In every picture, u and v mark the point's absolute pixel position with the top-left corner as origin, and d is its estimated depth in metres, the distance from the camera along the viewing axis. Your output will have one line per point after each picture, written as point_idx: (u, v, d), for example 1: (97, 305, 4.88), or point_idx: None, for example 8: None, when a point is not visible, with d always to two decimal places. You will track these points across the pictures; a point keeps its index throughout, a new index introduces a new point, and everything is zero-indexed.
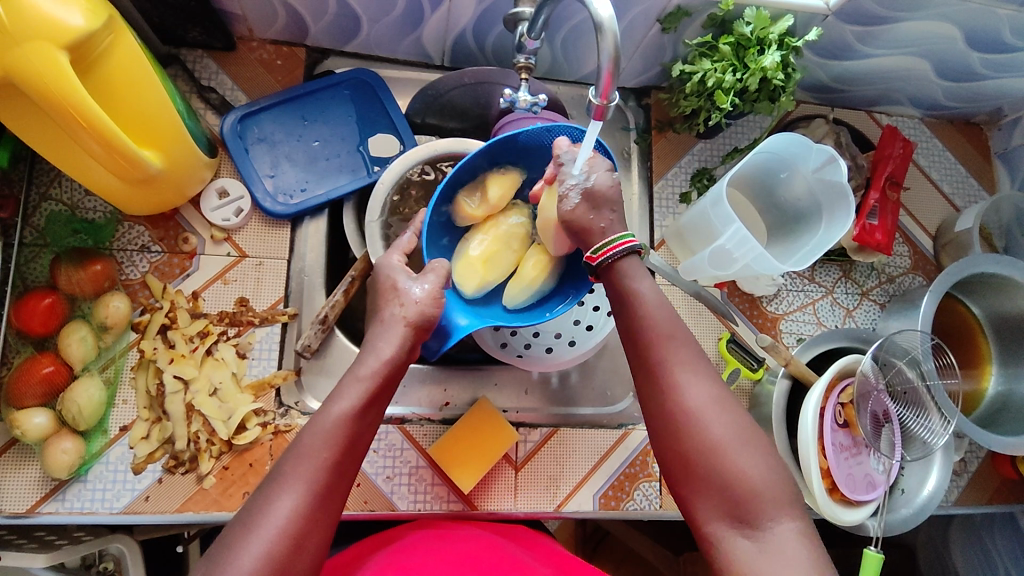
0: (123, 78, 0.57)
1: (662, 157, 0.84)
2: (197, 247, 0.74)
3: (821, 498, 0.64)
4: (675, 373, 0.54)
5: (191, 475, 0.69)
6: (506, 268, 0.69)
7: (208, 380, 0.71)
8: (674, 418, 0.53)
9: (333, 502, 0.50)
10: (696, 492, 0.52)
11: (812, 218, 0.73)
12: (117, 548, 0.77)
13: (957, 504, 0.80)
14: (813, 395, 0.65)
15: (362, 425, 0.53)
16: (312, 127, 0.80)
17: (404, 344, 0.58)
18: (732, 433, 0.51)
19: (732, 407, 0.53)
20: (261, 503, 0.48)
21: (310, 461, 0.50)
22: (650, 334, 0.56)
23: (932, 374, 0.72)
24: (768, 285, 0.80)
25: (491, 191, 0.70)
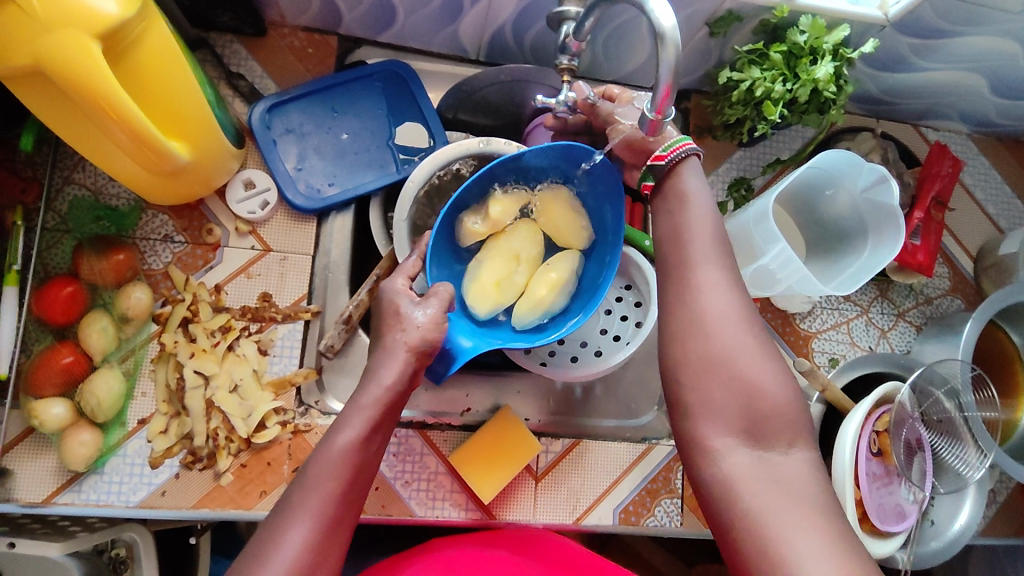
0: (157, 68, 0.55)
1: (699, 163, 0.82)
2: (221, 239, 0.72)
3: (853, 528, 0.62)
4: (705, 276, 0.53)
5: (208, 471, 0.68)
6: (517, 289, 0.68)
7: (229, 376, 0.69)
8: (696, 320, 0.51)
9: (342, 529, 0.49)
10: (705, 400, 0.50)
11: (858, 238, 0.71)
12: (133, 535, 0.77)
13: (982, 534, 0.79)
14: (852, 423, 0.63)
15: (369, 453, 0.52)
16: (341, 118, 0.77)
17: (404, 371, 0.54)
18: (748, 346, 0.50)
19: (755, 324, 0.52)
20: (270, 533, 0.48)
21: (318, 493, 0.49)
22: (688, 240, 0.54)
23: (971, 407, 0.68)
24: (802, 303, 0.78)
25: (493, 208, 0.67)
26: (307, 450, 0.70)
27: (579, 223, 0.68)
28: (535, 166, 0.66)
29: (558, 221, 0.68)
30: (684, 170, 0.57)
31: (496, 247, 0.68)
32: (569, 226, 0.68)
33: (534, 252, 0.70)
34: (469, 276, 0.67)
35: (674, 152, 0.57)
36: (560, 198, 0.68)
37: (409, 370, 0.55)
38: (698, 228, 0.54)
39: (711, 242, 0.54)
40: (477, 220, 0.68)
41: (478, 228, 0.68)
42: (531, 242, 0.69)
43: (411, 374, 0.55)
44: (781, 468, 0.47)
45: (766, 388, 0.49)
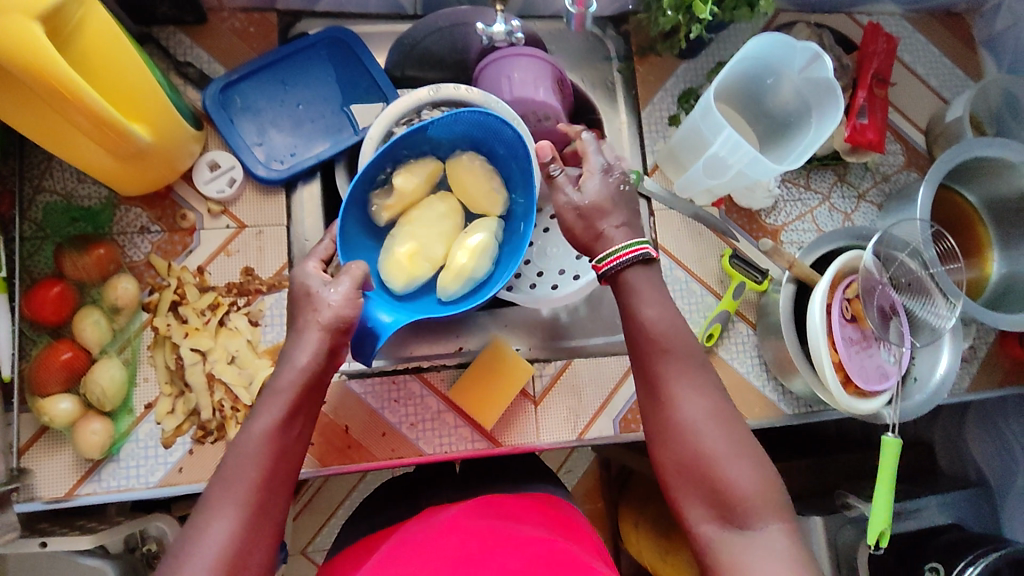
0: (106, 53, 0.58)
1: (646, 82, 0.86)
2: (196, 223, 0.74)
3: (836, 391, 0.65)
4: (676, 387, 0.58)
5: (220, 442, 0.71)
6: (434, 262, 0.70)
7: (225, 349, 0.71)
8: (672, 428, 0.57)
9: (269, 514, 0.54)
10: (685, 494, 0.56)
11: (803, 121, 0.73)
12: (157, 531, 0.84)
13: (969, 390, 0.85)
14: (818, 292, 0.66)
15: (288, 437, 0.56)
16: (294, 91, 0.79)
17: (318, 351, 0.58)
18: (725, 442, 0.56)
19: (727, 420, 0.57)
20: (194, 530, 0.52)
21: (240, 483, 0.53)
22: (652, 350, 0.59)
23: (935, 262, 0.73)
24: (764, 197, 0.82)
25: (399, 182, 0.70)
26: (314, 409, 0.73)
27: (490, 187, 0.71)
28: (439, 139, 0.71)
29: (469, 189, 0.71)
30: (629, 270, 0.61)
31: (408, 221, 0.70)
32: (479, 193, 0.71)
33: (451, 224, 0.72)
34: (387, 252, 0.69)
35: (613, 262, 0.61)
36: (468, 163, 0.71)
37: (325, 342, 0.57)
38: (662, 328, 0.59)
39: (671, 352, 0.59)
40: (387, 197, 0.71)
41: (388, 204, 0.70)
42: (444, 215, 0.71)
43: (325, 352, 0.58)
44: (757, 541, 0.53)
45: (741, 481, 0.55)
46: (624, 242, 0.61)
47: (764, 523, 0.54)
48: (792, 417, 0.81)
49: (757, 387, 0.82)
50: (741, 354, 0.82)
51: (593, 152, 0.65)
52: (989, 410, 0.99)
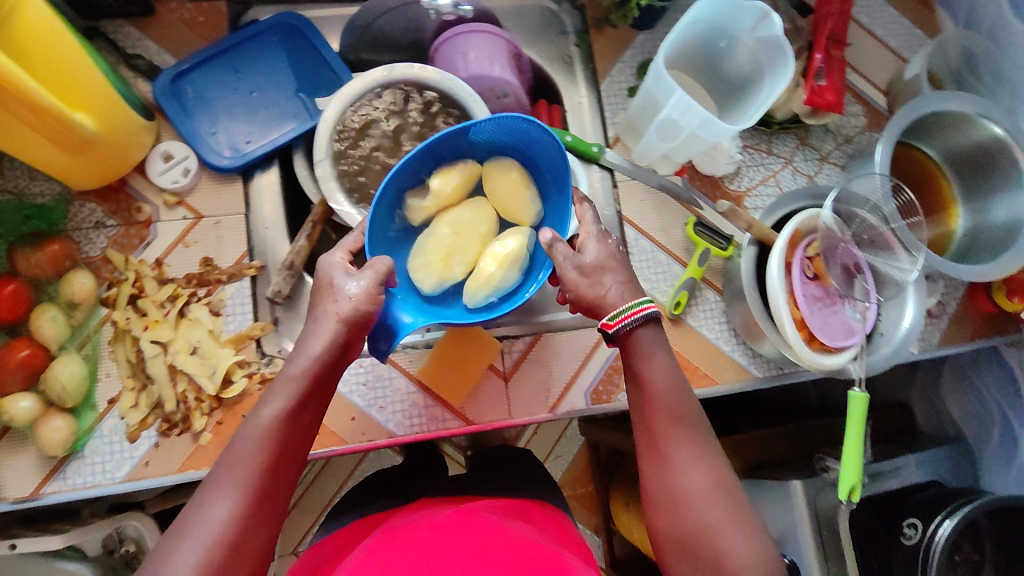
0: (47, 43, 0.57)
1: (603, 54, 0.86)
2: (152, 215, 0.74)
3: (796, 344, 0.67)
4: (677, 456, 0.59)
5: (186, 434, 0.70)
6: (465, 265, 0.69)
7: (186, 340, 0.71)
8: (670, 498, 0.58)
9: (271, 502, 0.54)
10: (678, 565, 0.57)
11: (756, 83, 0.73)
12: (135, 530, 0.84)
13: (942, 345, 0.87)
14: (775, 252, 0.67)
15: (296, 425, 0.57)
16: (247, 78, 0.79)
17: (334, 340, 0.57)
18: (723, 515, 0.56)
19: (728, 492, 0.57)
20: (195, 508, 0.52)
21: (243, 469, 0.53)
22: (655, 417, 0.61)
23: (895, 217, 0.74)
24: (726, 163, 0.83)
25: (436, 184, 0.69)
26: None
27: (526, 195, 0.69)
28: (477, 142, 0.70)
29: (506, 199, 0.69)
30: (637, 331, 0.61)
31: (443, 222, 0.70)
32: (516, 204, 0.69)
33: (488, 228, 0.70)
34: (416, 252, 0.69)
35: (622, 321, 0.60)
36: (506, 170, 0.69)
37: (339, 333, 0.57)
38: (662, 394, 0.61)
39: (677, 420, 0.60)
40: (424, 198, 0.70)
41: (424, 205, 0.70)
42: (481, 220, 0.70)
43: (340, 344, 0.58)
44: None
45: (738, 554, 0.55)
46: (636, 301, 0.61)
47: None
48: (763, 379, 0.82)
49: (727, 351, 0.82)
50: (710, 320, 0.82)
51: (591, 217, 0.64)
52: (963, 367, 1.00)
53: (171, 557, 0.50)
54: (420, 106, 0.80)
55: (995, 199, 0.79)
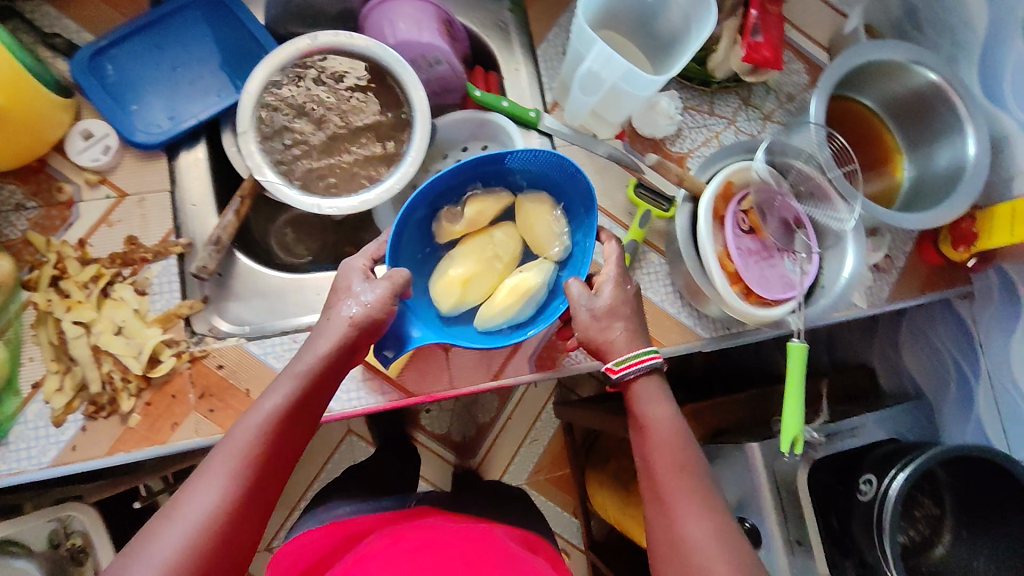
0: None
1: (540, 19, 0.84)
2: (74, 195, 0.71)
3: (728, 296, 0.67)
4: (679, 504, 0.64)
5: (114, 417, 0.69)
6: (483, 290, 0.72)
7: (110, 319, 0.69)
8: (674, 544, 0.63)
9: (260, 492, 0.57)
10: None
11: (686, 37, 0.72)
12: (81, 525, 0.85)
13: (893, 297, 0.87)
14: (702, 209, 0.69)
15: (293, 420, 0.60)
16: (169, 54, 0.76)
17: (341, 341, 0.61)
18: (723, 562, 0.61)
19: (727, 539, 0.62)
20: (189, 489, 0.55)
21: (237, 459, 0.56)
22: (658, 466, 0.66)
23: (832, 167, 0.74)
24: (666, 124, 0.83)
25: (469, 209, 0.73)
26: (210, 375, 0.71)
27: (554, 232, 0.72)
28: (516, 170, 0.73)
29: (535, 232, 0.73)
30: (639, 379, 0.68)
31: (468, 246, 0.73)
32: (545, 240, 0.72)
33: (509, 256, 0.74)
34: (438, 274, 0.72)
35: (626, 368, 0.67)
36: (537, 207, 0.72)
37: (347, 335, 0.61)
38: (663, 448, 0.67)
39: (679, 469, 0.66)
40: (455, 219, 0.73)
41: (455, 227, 0.73)
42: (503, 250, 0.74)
43: (347, 347, 0.61)
44: None
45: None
46: (641, 350, 0.68)
47: None
48: (711, 339, 0.82)
49: (673, 313, 0.82)
50: (655, 282, 0.82)
51: (615, 260, 0.70)
52: (921, 323, 1.02)
53: (158, 535, 0.53)
54: (364, 81, 0.77)
55: (936, 148, 0.80)
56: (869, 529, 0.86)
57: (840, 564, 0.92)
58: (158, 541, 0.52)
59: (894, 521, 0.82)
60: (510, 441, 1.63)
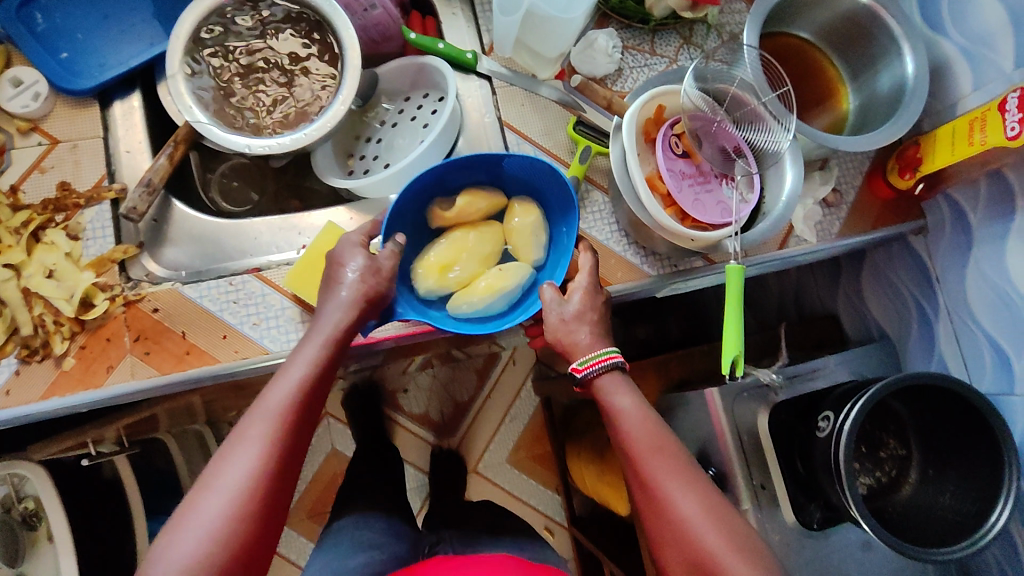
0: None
1: None
2: (5, 142, 0.71)
3: (659, 214, 0.67)
4: (669, 486, 0.65)
5: (48, 361, 0.68)
6: (459, 280, 0.74)
7: (40, 262, 0.68)
8: (673, 527, 0.64)
9: (291, 459, 0.57)
10: None
11: None
12: (33, 490, 0.86)
13: (841, 234, 0.87)
14: (625, 126, 0.69)
15: (315, 387, 0.60)
16: (101, 4, 0.76)
17: (356, 306, 0.63)
18: (724, 541, 0.63)
19: (720, 514, 0.65)
20: (219, 461, 0.54)
21: (268, 425, 0.56)
22: (639, 448, 0.67)
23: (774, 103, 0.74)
24: (606, 63, 0.82)
25: (462, 200, 0.75)
26: (144, 319, 0.70)
27: (535, 239, 0.76)
28: (508, 173, 0.76)
29: (518, 232, 0.76)
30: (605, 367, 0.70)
31: (454, 236, 0.76)
32: (525, 244, 0.76)
33: (489, 251, 0.76)
34: (422, 256, 0.75)
35: (589, 367, 0.69)
36: (524, 211, 0.76)
37: (359, 299, 0.63)
38: (635, 428, 0.68)
39: (659, 452, 0.67)
40: (447, 208, 0.76)
41: (447, 215, 0.75)
42: (486, 245, 0.76)
43: (363, 311, 0.63)
44: None
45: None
46: (602, 351, 0.70)
47: None
48: (656, 278, 0.80)
49: (618, 252, 0.80)
50: (600, 222, 0.80)
51: (587, 269, 0.72)
52: (880, 265, 1.00)
53: (199, 503, 0.52)
54: (313, 56, 0.79)
55: (878, 72, 0.80)
56: (828, 467, 0.82)
57: (806, 507, 0.89)
58: (202, 508, 0.52)
59: (849, 455, 0.79)
60: (488, 420, 1.60)
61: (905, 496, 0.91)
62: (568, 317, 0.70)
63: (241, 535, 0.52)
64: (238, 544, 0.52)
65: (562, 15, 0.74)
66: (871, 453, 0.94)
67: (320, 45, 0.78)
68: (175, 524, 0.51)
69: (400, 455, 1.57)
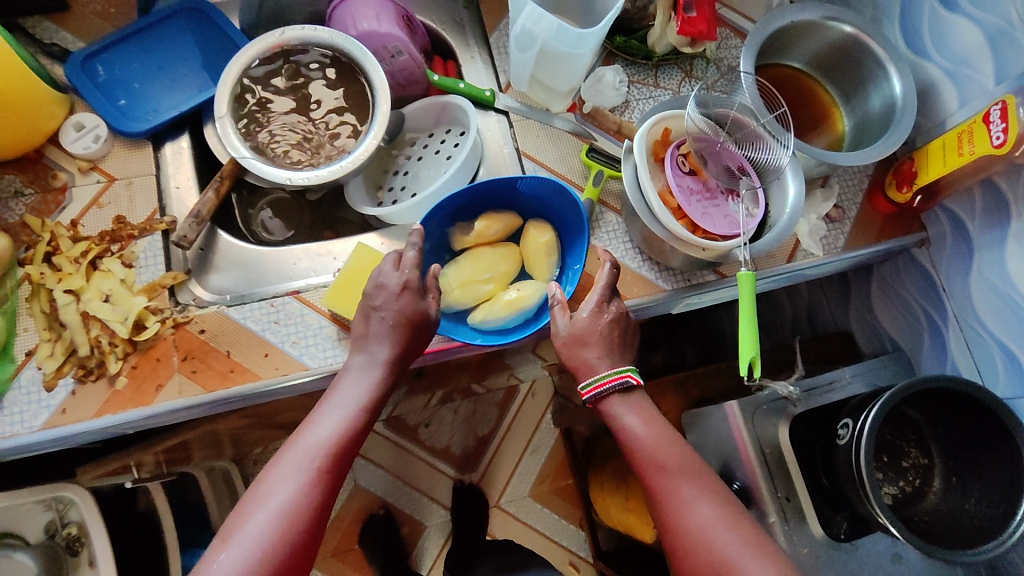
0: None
1: (491, 12, 0.92)
2: (68, 181, 0.78)
3: (672, 226, 0.72)
4: (684, 495, 0.67)
5: (102, 380, 0.72)
6: (479, 296, 0.78)
7: (98, 288, 0.74)
8: (691, 535, 0.66)
9: (328, 486, 0.64)
10: None
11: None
12: (77, 516, 0.89)
13: (847, 247, 0.91)
14: (636, 147, 0.74)
15: (356, 423, 0.68)
16: (156, 56, 0.84)
17: (396, 347, 0.71)
18: (740, 546, 0.64)
19: (736, 523, 0.66)
20: (268, 482, 0.62)
21: (311, 455, 0.64)
22: (652, 462, 0.70)
23: (772, 125, 0.80)
24: (613, 94, 0.89)
25: (478, 224, 0.80)
26: (192, 340, 0.75)
27: (550, 255, 0.80)
28: (521, 196, 0.82)
29: (533, 250, 0.80)
30: (618, 388, 0.72)
31: (473, 255, 0.80)
32: (539, 262, 0.80)
33: (507, 268, 0.80)
34: (442, 275, 0.80)
35: (595, 389, 0.71)
36: (537, 229, 0.80)
37: (399, 346, 0.71)
38: (649, 442, 0.70)
39: (670, 465, 0.69)
40: (466, 232, 0.81)
41: (466, 239, 0.81)
42: (503, 263, 0.80)
43: (400, 354, 0.71)
44: None
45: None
46: (607, 373, 0.72)
47: None
48: (672, 291, 0.84)
49: (633, 268, 0.84)
50: (616, 239, 0.85)
51: (599, 292, 0.74)
52: (887, 278, 1.03)
53: (250, 521, 0.60)
54: (347, 97, 0.86)
55: (869, 93, 0.87)
56: (850, 477, 0.84)
57: (832, 518, 0.91)
58: (252, 524, 0.60)
59: (869, 463, 0.80)
60: (511, 451, 1.57)
61: (932, 505, 0.89)
62: (587, 328, 0.72)
63: (282, 553, 0.59)
64: (280, 562, 0.59)
65: (572, 50, 0.78)
66: (893, 462, 0.94)
67: (353, 86, 0.86)
68: (228, 534, 0.60)
69: (427, 493, 1.54)
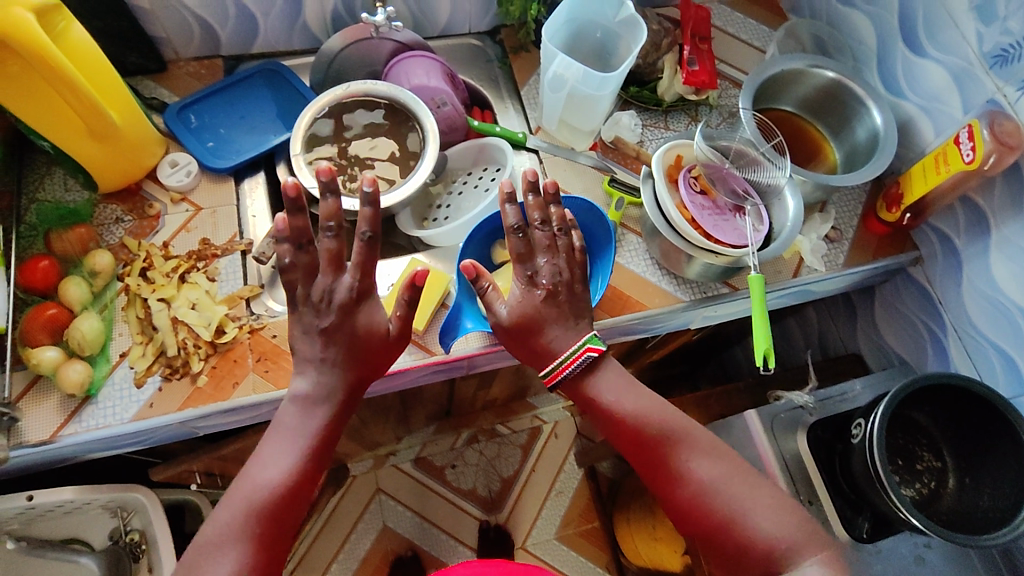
0: (99, 69, 0.77)
1: (522, 70, 1.09)
2: (161, 210, 0.90)
3: (689, 234, 0.83)
4: (683, 457, 0.74)
5: (185, 378, 0.81)
6: None
7: (186, 297, 0.84)
8: (697, 491, 0.73)
9: (268, 551, 0.65)
10: (723, 556, 0.71)
11: (621, 50, 0.99)
12: (140, 522, 0.95)
13: (848, 264, 1.00)
14: (653, 170, 0.87)
15: (295, 483, 0.69)
16: (238, 107, 0.99)
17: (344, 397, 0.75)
18: (743, 498, 0.71)
19: (735, 476, 0.73)
20: (208, 554, 0.63)
21: (247, 521, 0.65)
22: (646, 432, 0.76)
23: (771, 154, 0.92)
24: (629, 131, 1.02)
25: None
26: (265, 343, 0.84)
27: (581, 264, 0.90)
28: None
29: None
30: (599, 365, 0.79)
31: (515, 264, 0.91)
32: None
33: None
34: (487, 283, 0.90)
35: (555, 374, 0.78)
36: None
37: (348, 384, 0.75)
38: (643, 410, 0.77)
39: (663, 431, 0.76)
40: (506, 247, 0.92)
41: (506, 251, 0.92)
42: None
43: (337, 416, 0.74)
44: None
45: (763, 523, 0.70)
46: (573, 349, 0.77)
47: (804, 559, 0.67)
48: (690, 302, 0.93)
49: (654, 281, 0.94)
50: (636, 256, 0.95)
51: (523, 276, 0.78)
52: (890, 299, 1.11)
53: None
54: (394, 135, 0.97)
55: (854, 126, 0.99)
56: (868, 476, 0.88)
57: (854, 520, 0.94)
58: None
59: (882, 457, 0.85)
60: (533, 496, 1.56)
61: (948, 504, 0.94)
62: None
63: None
64: None
65: (595, 92, 0.92)
66: (908, 465, 0.98)
67: (400, 126, 0.98)
68: None
69: (455, 536, 1.52)
